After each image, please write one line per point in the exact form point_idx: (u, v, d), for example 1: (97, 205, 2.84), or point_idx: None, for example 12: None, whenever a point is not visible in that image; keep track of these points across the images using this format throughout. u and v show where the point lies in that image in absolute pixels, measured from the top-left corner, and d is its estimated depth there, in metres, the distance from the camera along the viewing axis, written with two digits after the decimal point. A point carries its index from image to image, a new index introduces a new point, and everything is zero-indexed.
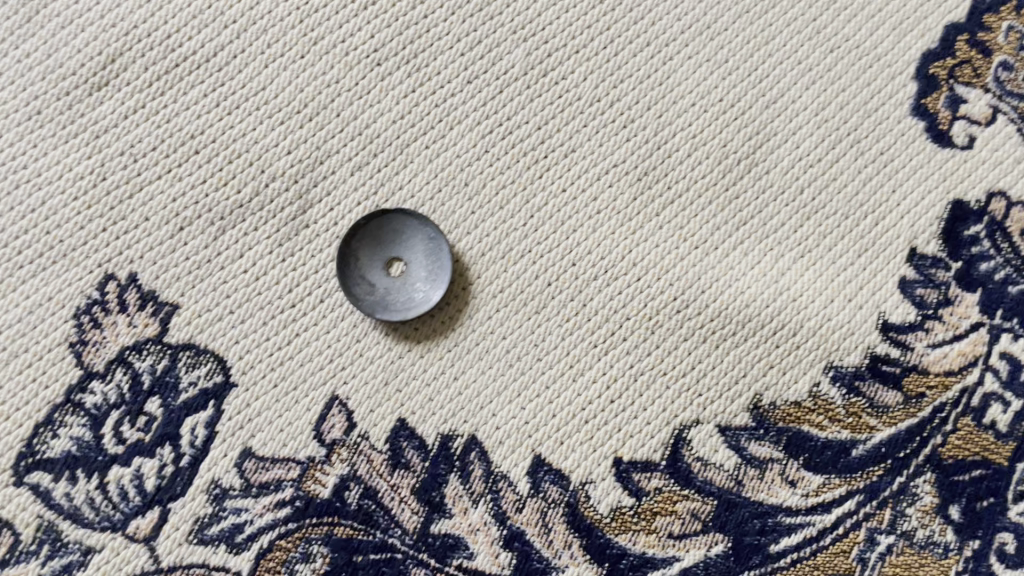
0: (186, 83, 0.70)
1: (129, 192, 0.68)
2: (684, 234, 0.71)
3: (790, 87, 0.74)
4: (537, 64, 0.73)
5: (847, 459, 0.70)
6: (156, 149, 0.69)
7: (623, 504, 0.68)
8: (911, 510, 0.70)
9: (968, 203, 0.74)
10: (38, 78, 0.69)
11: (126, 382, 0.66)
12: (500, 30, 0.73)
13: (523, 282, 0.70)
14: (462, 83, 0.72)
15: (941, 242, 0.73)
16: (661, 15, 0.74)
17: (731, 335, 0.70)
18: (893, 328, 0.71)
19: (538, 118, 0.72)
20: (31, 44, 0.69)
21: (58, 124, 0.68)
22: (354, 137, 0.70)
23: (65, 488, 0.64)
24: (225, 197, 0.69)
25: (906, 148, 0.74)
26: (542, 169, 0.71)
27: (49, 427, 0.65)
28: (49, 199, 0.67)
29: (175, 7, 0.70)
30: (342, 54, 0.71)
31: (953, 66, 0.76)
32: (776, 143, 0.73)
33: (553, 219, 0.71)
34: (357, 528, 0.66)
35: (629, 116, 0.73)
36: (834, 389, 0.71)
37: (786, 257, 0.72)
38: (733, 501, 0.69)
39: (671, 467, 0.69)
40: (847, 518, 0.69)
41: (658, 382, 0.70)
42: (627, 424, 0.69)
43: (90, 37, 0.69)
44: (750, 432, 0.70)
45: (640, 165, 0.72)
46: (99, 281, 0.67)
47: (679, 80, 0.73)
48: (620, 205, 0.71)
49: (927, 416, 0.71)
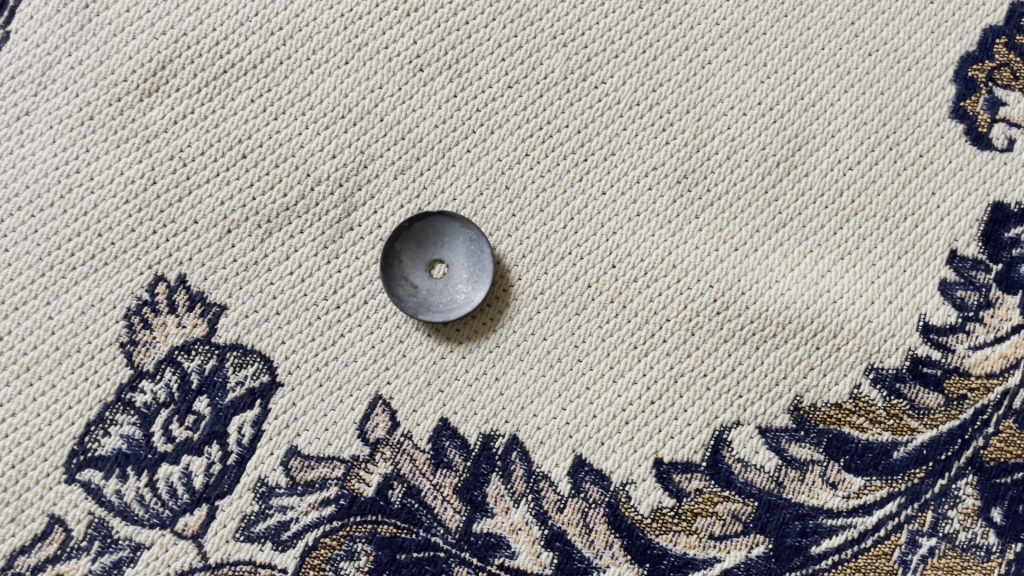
0: (233, 88, 0.71)
1: (178, 195, 0.70)
2: (724, 236, 0.72)
3: (829, 90, 0.74)
4: (576, 69, 0.74)
5: (888, 460, 0.70)
6: (204, 154, 0.70)
7: (664, 504, 0.69)
8: (953, 513, 0.70)
9: (1007, 205, 0.74)
10: (90, 84, 0.70)
11: (175, 381, 0.67)
12: (540, 35, 0.74)
13: (563, 284, 0.71)
14: (503, 87, 0.73)
15: (981, 244, 0.73)
16: (699, 19, 0.75)
17: (771, 337, 0.71)
18: (933, 330, 0.71)
19: (578, 122, 0.73)
20: (84, 52, 0.71)
21: (110, 130, 0.70)
22: (397, 142, 0.71)
23: (116, 485, 0.66)
24: (272, 201, 0.70)
25: (946, 151, 0.74)
26: (582, 172, 0.72)
27: (101, 425, 0.66)
28: (101, 202, 0.69)
29: (223, 15, 0.72)
30: (386, 60, 0.72)
31: (991, 69, 0.76)
32: (815, 146, 0.74)
33: (593, 221, 0.72)
34: (400, 526, 0.67)
35: (668, 119, 0.73)
36: (874, 391, 0.71)
37: (826, 258, 0.72)
38: (773, 502, 0.69)
39: (711, 468, 0.69)
40: (889, 519, 0.69)
41: (698, 383, 0.70)
42: (667, 424, 0.69)
43: (140, 45, 0.71)
44: (791, 433, 0.70)
45: (680, 168, 0.73)
46: (149, 283, 0.68)
47: (718, 83, 0.74)
48: (660, 207, 0.72)
49: (968, 418, 0.71)
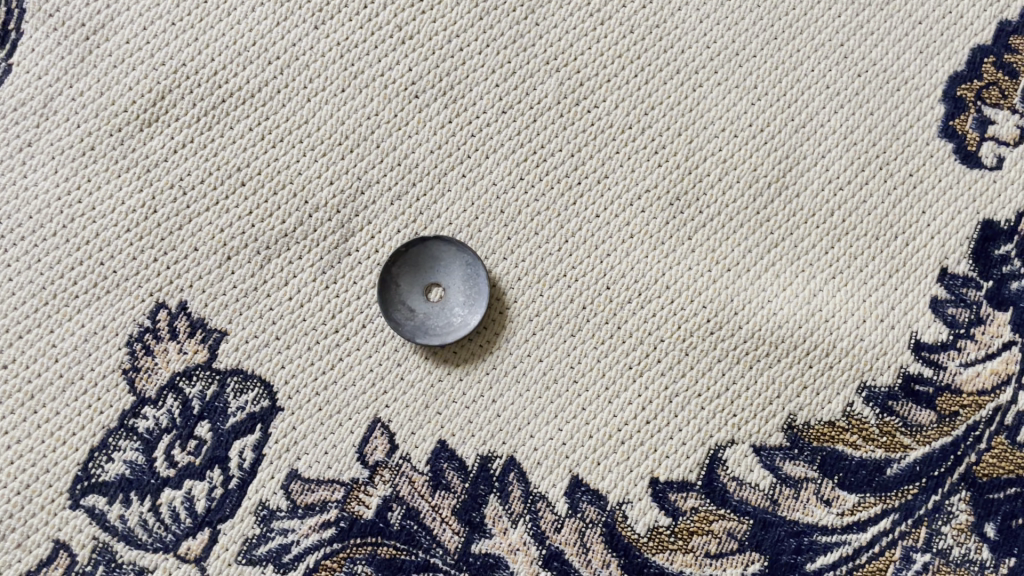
0: (232, 117, 0.72)
1: (178, 223, 0.71)
2: (716, 257, 0.73)
3: (819, 112, 0.75)
4: (569, 94, 0.75)
5: (881, 477, 0.71)
6: (204, 182, 0.71)
7: (660, 523, 0.69)
8: (946, 528, 0.70)
9: (997, 223, 0.74)
10: (91, 115, 0.72)
11: (176, 407, 0.68)
12: (533, 61, 0.75)
13: (558, 306, 0.72)
14: (497, 113, 0.74)
15: (972, 261, 0.74)
16: (690, 43, 0.76)
17: (764, 357, 0.72)
18: (925, 347, 0.72)
19: (571, 145, 0.74)
20: (84, 83, 0.72)
21: (111, 159, 0.71)
22: (393, 168, 0.73)
23: (120, 510, 0.67)
24: (270, 227, 0.71)
25: (935, 170, 0.75)
26: (576, 195, 0.73)
27: (104, 451, 0.67)
28: (103, 231, 0.70)
29: (221, 45, 0.73)
30: (381, 88, 0.74)
31: (980, 88, 0.77)
32: (806, 166, 0.75)
33: (587, 244, 0.73)
34: (400, 548, 0.68)
35: (660, 142, 0.74)
36: (867, 408, 0.71)
37: (817, 278, 0.73)
38: (768, 520, 0.70)
39: (707, 487, 0.70)
40: (883, 536, 0.70)
41: (693, 403, 0.71)
42: (663, 444, 0.70)
43: (140, 76, 0.72)
44: (785, 451, 0.71)
45: (672, 190, 0.74)
46: (151, 310, 0.70)
47: (709, 106, 0.75)
48: (653, 228, 0.73)
49: (961, 435, 0.71)
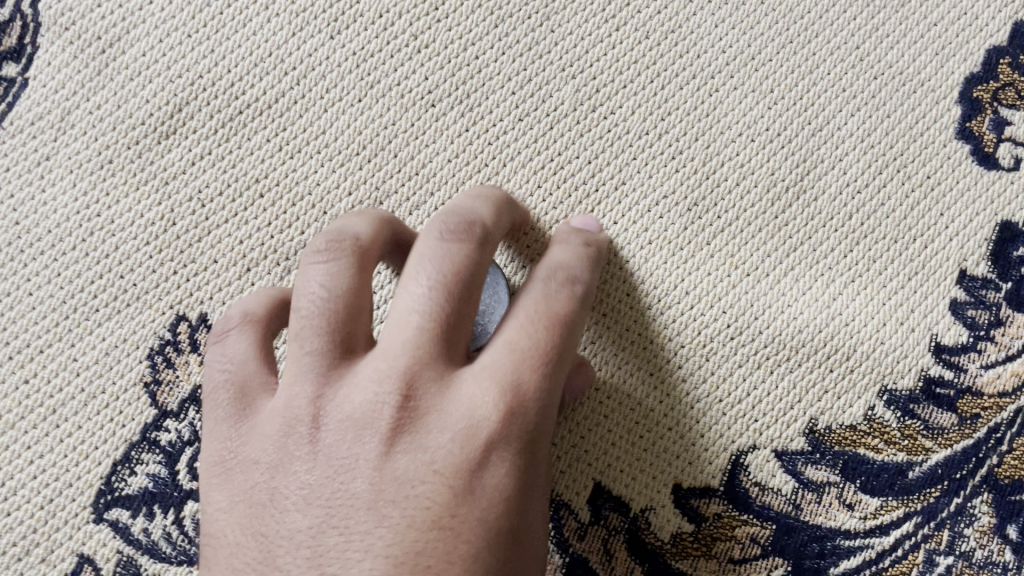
0: (249, 129, 0.72)
1: (197, 235, 0.71)
2: (736, 262, 0.73)
3: (836, 115, 0.75)
4: (586, 100, 0.75)
5: (904, 481, 0.70)
6: (222, 194, 0.71)
7: (683, 530, 0.69)
8: (969, 531, 0.70)
9: (1015, 224, 0.74)
10: (108, 128, 0.72)
11: (199, 419, 0.68)
12: (549, 67, 0.75)
13: None
14: (514, 120, 0.74)
15: (991, 263, 0.74)
16: (706, 47, 0.76)
17: (785, 361, 0.72)
18: (945, 350, 0.72)
19: (588, 152, 0.74)
20: (101, 96, 0.72)
21: (129, 172, 0.71)
22: (411, 177, 0.73)
23: (143, 523, 0.67)
24: (289, 239, 0.71)
25: (953, 172, 0.75)
26: (594, 202, 0.73)
27: (127, 465, 0.67)
28: (123, 245, 0.70)
29: (237, 56, 0.73)
30: (398, 96, 0.74)
31: (996, 90, 0.76)
32: (824, 170, 0.75)
33: (606, 251, 0.72)
34: None
35: (677, 147, 0.74)
36: (888, 412, 0.71)
37: (837, 282, 0.73)
38: (791, 524, 0.70)
39: (729, 493, 0.70)
40: (905, 539, 0.70)
41: (715, 409, 0.71)
42: (685, 450, 0.70)
43: (156, 88, 0.72)
44: (807, 456, 0.70)
45: (690, 196, 0.74)
46: (171, 322, 0.69)
47: (726, 111, 0.75)
48: (671, 234, 0.73)
49: (983, 437, 0.71)
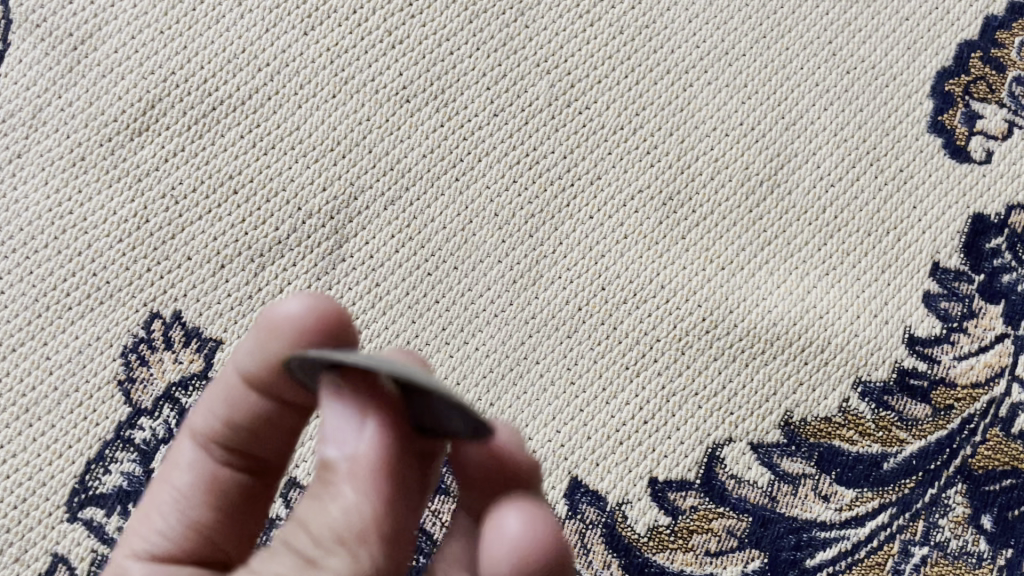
0: (222, 124, 0.73)
1: (172, 233, 0.71)
2: (710, 256, 0.73)
3: (809, 109, 0.77)
4: (560, 95, 0.76)
5: (879, 472, 0.70)
6: (196, 191, 0.72)
7: (660, 523, 0.69)
8: (944, 521, 0.70)
9: (987, 216, 0.75)
10: (80, 125, 0.72)
11: (174, 417, 0.68)
12: (524, 63, 0.76)
13: (554, 308, 0.71)
14: (489, 115, 0.75)
15: (963, 255, 0.74)
16: (680, 42, 0.77)
17: (759, 354, 0.72)
18: (918, 342, 0.72)
19: (563, 147, 0.75)
20: (73, 93, 0.73)
21: (101, 170, 0.72)
22: (386, 172, 0.73)
23: (118, 522, 0.66)
24: (264, 235, 0.71)
25: (925, 164, 0.76)
26: (569, 197, 0.74)
27: (101, 463, 0.67)
28: (95, 242, 0.70)
29: (210, 52, 0.74)
30: (373, 92, 0.75)
31: (968, 83, 0.77)
32: (797, 164, 0.76)
33: (581, 245, 0.73)
34: None
35: (652, 142, 0.75)
36: (862, 403, 0.71)
37: (811, 274, 0.73)
38: (767, 516, 0.69)
39: (706, 486, 0.69)
40: (881, 530, 0.70)
41: (691, 402, 0.71)
42: (661, 444, 0.70)
43: (129, 84, 0.73)
44: (782, 448, 0.70)
45: (664, 190, 0.74)
46: (145, 320, 0.69)
47: (700, 104, 0.76)
48: (646, 229, 0.73)
49: (956, 428, 0.71)
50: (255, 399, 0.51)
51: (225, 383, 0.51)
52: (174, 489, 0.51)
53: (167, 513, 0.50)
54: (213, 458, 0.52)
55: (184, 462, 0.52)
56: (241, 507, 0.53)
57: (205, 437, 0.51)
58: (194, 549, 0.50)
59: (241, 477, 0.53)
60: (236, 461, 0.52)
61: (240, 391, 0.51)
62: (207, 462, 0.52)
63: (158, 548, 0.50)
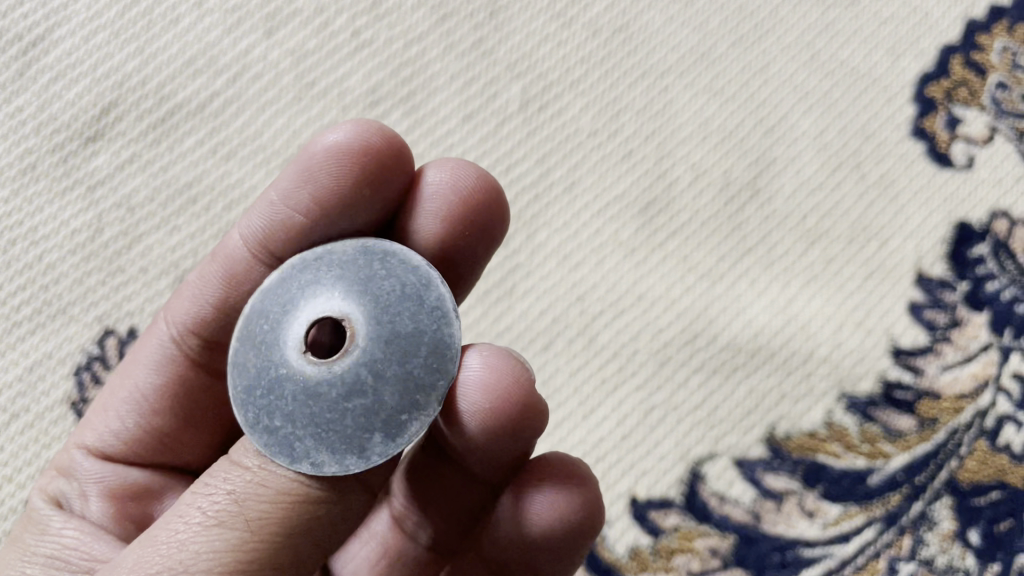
0: (181, 131, 0.71)
1: (127, 245, 0.68)
2: (690, 266, 0.71)
3: (788, 115, 0.76)
4: (534, 99, 0.74)
5: (865, 487, 0.66)
6: (153, 201, 0.69)
7: (641, 543, 0.64)
8: (931, 536, 0.65)
9: (971, 224, 0.72)
10: (32, 133, 0.70)
11: None
12: (495, 66, 0.74)
13: (530, 320, 0.69)
14: (461, 121, 0.73)
15: (948, 263, 0.72)
16: (656, 47, 0.76)
17: (741, 366, 0.69)
18: (904, 352, 0.70)
19: (537, 154, 0.73)
20: (24, 100, 0.71)
21: (53, 179, 0.69)
22: None
23: None
24: None
25: (907, 171, 0.75)
26: (544, 205, 0.72)
27: None
28: (47, 255, 0.67)
29: (169, 56, 0.72)
30: (339, 97, 0.72)
31: (950, 87, 0.76)
32: (776, 170, 0.74)
33: (557, 255, 0.71)
34: None
35: (629, 148, 0.74)
36: (847, 416, 0.68)
37: (794, 284, 0.71)
38: (751, 536, 0.65)
39: (687, 505, 0.65)
40: (868, 547, 0.64)
41: (671, 417, 0.68)
42: (641, 460, 0.66)
43: (83, 90, 0.71)
44: (766, 463, 0.67)
45: (642, 198, 0.73)
46: (99, 336, 0.65)
47: (677, 109, 0.75)
48: (625, 238, 0.71)
49: (941, 441, 0.66)
50: (259, 272, 0.53)
51: (225, 262, 0.53)
52: (136, 385, 0.54)
53: (121, 414, 0.54)
54: (183, 353, 0.54)
55: (150, 355, 0.54)
56: (200, 402, 0.55)
57: (182, 329, 0.53)
58: (151, 451, 0.54)
59: (204, 380, 0.55)
60: (210, 356, 0.54)
61: (242, 266, 0.53)
62: (170, 360, 0.54)
63: (112, 449, 0.54)
